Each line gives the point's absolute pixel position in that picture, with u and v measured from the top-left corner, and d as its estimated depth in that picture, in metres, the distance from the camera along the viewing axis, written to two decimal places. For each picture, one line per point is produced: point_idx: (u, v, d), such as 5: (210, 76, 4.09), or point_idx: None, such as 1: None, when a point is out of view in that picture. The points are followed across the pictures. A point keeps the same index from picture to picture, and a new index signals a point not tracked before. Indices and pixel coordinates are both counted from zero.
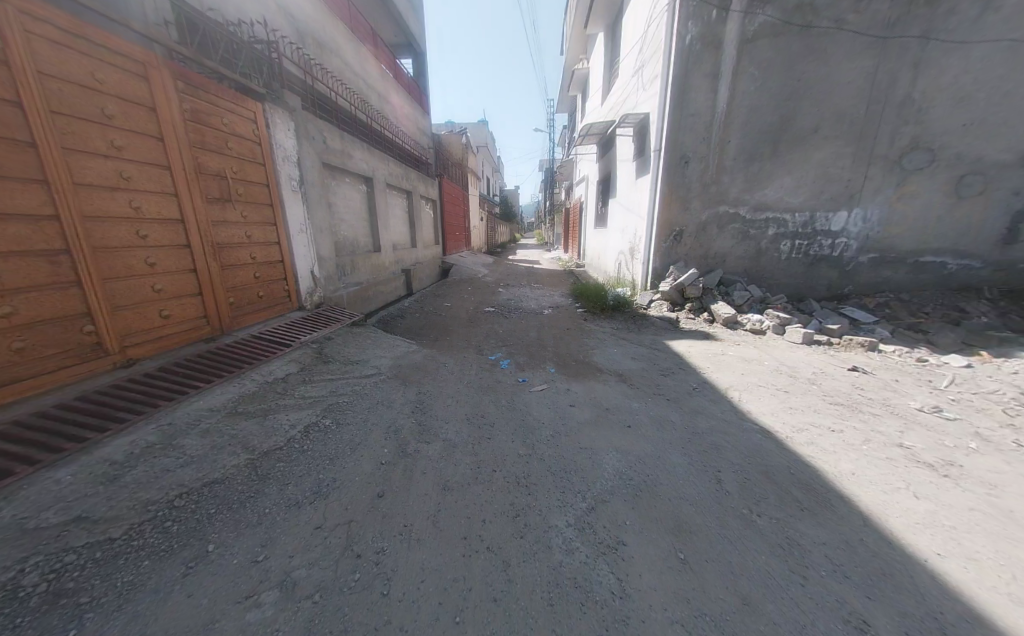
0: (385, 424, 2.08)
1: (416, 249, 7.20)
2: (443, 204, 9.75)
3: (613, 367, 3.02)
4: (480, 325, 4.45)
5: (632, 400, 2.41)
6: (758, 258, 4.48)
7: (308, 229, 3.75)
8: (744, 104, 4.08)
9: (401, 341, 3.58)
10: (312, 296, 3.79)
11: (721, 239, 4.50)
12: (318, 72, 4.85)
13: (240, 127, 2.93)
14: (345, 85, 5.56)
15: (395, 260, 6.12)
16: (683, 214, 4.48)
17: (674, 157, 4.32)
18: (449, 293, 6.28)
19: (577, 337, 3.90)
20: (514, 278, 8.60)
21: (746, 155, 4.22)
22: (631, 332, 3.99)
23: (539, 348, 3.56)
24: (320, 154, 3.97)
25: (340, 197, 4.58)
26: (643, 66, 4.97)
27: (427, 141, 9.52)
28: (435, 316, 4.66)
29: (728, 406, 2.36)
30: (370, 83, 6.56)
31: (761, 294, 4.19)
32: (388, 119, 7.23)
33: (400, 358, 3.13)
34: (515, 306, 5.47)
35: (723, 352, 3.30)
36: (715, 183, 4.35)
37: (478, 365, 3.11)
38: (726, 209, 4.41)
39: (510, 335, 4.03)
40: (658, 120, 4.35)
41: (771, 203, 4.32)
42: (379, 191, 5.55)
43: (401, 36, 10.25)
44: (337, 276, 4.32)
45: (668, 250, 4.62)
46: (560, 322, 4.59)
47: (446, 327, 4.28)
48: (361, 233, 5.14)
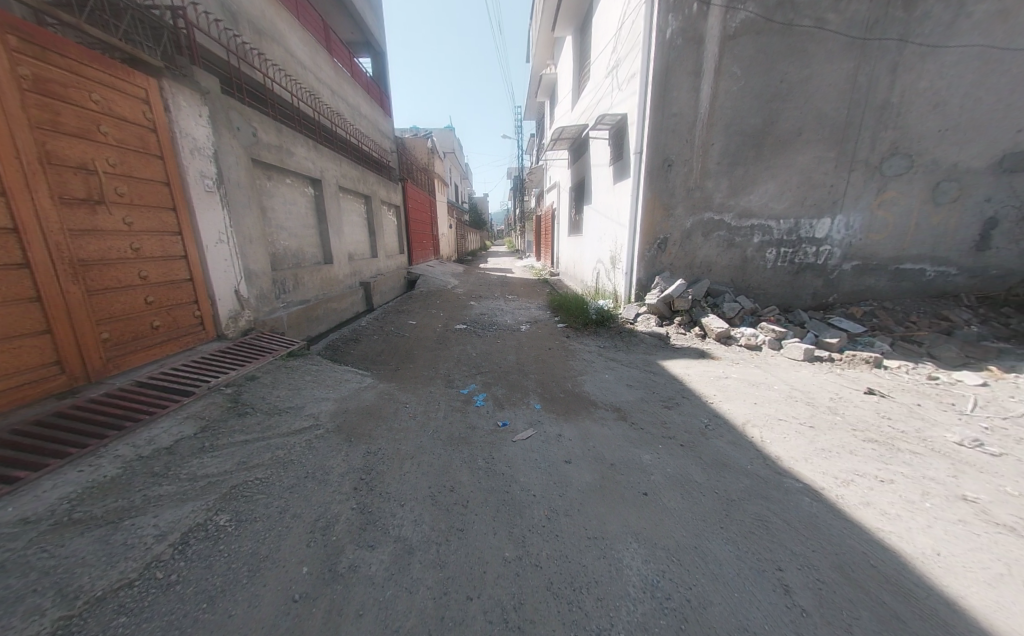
0: (310, 516, 1.45)
1: (376, 260, 6.48)
2: (408, 211, 9.07)
3: (608, 400, 2.56)
4: (449, 347, 3.86)
5: (639, 448, 1.94)
6: (744, 268, 4.25)
7: (231, 238, 3.02)
8: (728, 105, 3.84)
9: (351, 375, 2.93)
10: (237, 322, 3.04)
11: (707, 248, 4.23)
12: (252, 55, 4.13)
13: (124, 107, 2.21)
14: (288, 75, 4.84)
15: (350, 273, 5.40)
16: (667, 221, 4.18)
17: (656, 159, 4.01)
18: (414, 309, 5.63)
19: (560, 360, 3.42)
20: (486, 288, 8.06)
21: (730, 159, 3.99)
22: (619, 352, 3.57)
23: (518, 376, 3.04)
24: (246, 149, 3.27)
25: (277, 201, 3.86)
26: (619, 65, 4.68)
27: (389, 144, 8.87)
28: (396, 338, 4.02)
29: (752, 452, 1.95)
30: (321, 76, 5.86)
31: (752, 305, 3.92)
32: (343, 117, 6.50)
33: (347, 399, 2.49)
34: (489, 322, 4.93)
35: (724, 375, 2.94)
36: (699, 187, 4.08)
37: (446, 403, 2.54)
38: (711, 216, 4.15)
39: (484, 360, 3.47)
40: (638, 120, 4.04)
41: (756, 209, 4.11)
42: (329, 194, 4.84)
43: (358, 32, 9.56)
44: (273, 295, 3.58)
45: (652, 259, 4.29)
46: (539, 340, 4.10)
47: (409, 352, 3.66)
48: (306, 244, 4.41)
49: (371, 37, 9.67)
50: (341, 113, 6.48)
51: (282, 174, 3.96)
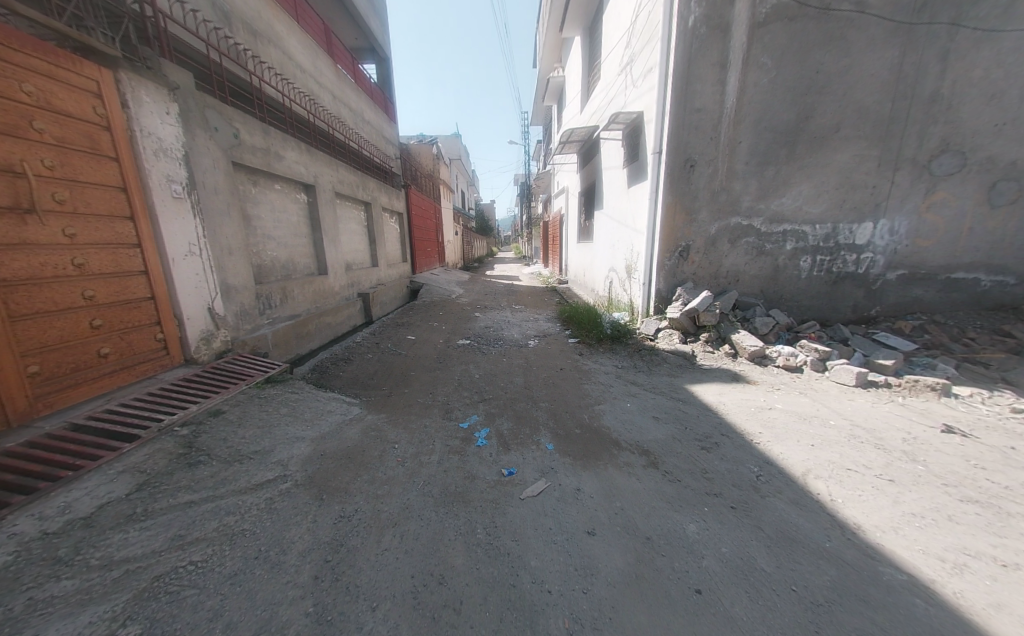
0: (245, 629, 1.07)
1: (376, 269, 6.16)
2: (411, 218, 8.80)
3: (634, 438, 2.16)
4: (450, 368, 3.48)
5: (680, 513, 1.54)
6: (775, 278, 3.85)
7: (204, 251, 2.71)
8: (757, 99, 3.48)
9: (336, 404, 2.57)
10: (210, 344, 2.71)
11: (734, 256, 3.84)
12: (245, 57, 3.87)
13: (69, 102, 1.93)
14: (285, 79, 4.59)
15: (348, 283, 5.09)
16: (689, 227, 3.80)
17: (677, 159, 3.65)
18: (415, 321, 5.29)
19: (575, 383, 3.02)
20: (492, 298, 7.70)
21: (760, 158, 3.61)
22: (640, 374, 3.18)
23: (528, 405, 2.65)
24: (225, 151, 2.97)
25: (263, 208, 3.55)
26: (634, 60, 4.36)
27: (393, 150, 8.64)
28: (392, 356, 3.66)
29: (825, 518, 1.54)
30: (321, 80, 5.61)
31: (787, 320, 3.50)
32: (344, 123, 6.25)
33: (326, 438, 2.12)
34: (495, 337, 4.55)
35: (767, 405, 2.53)
36: (725, 190, 3.70)
37: (441, 442, 2.15)
38: (738, 221, 3.76)
39: (489, 384, 3.08)
40: (657, 117, 3.69)
41: (789, 213, 3.71)
42: (324, 201, 4.55)
43: (362, 38, 9.40)
44: (256, 310, 3.26)
45: (673, 268, 3.90)
46: (550, 358, 3.72)
47: (405, 373, 3.29)
48: (297, 254, 4.10)
49: (375, 43, 9.51)
50: (343, 119, 6.23)
51: (270, 180, 3.67)
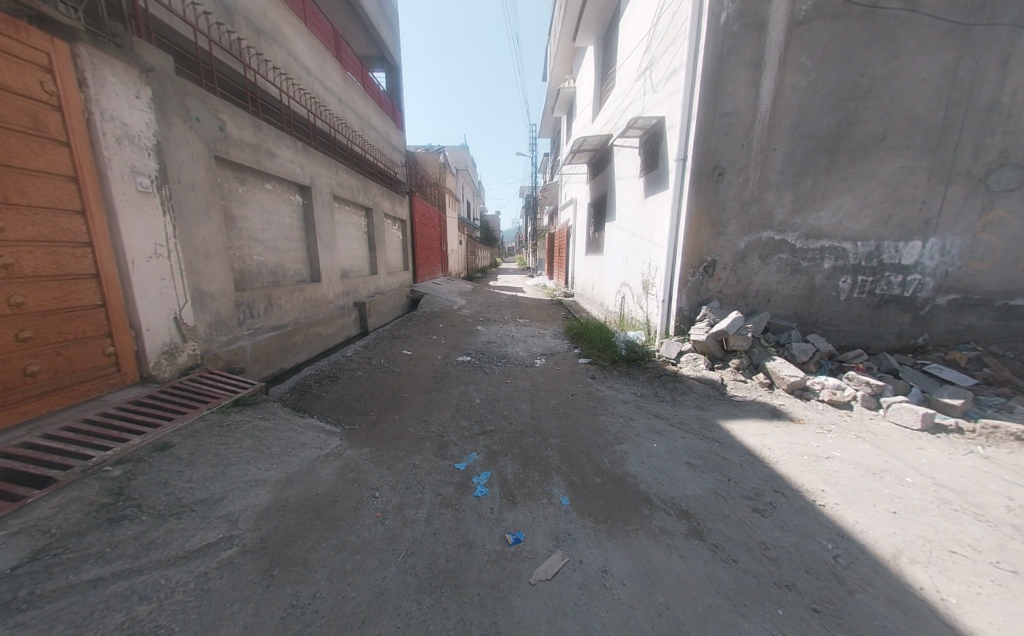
0: None
1: (375, 277, 5.85)
2: (415, 226, 8.56)
3: (667, 492, 1.77)
4: (447, 389, 3.11)
5: (746, 619, 1.14)
6: (809, 298, 3.52)
7: (174, 253, 2.40)
8: (794, 103, 3.21)
9: (313, 433, 2.21)
10: (174, 359, 2.37)
11: (765, 273, 3.50)
12: (248, 54, 3.67)
13: (9, 75, 1.67)
14: (289, 79, 4.39)
15: (343, 291, 4.77)
16: (716, 241, 3.47)
17: (704, 167, 3.35)
18: (413, 334, 4.93)
19: (589, 414, 2.64)
20: (495, 310, 7.35)
21: (796, 167, 3.31)
22: (664, 405, 2.79)
23: (535, 440, 2.26)
24: (209, 144, 2.70)
25: (251, 208, 3.27)
26: (655, 64, 4.13)
27: (399, 157, 8.48)
28: (386, 374, 3.31)
29: (942, 630, 1.13)
30: (329, 84, 5.43)
31: (829, 347, 3.12)
32: (350, 128, 6.05)
33: (293, 481, 1.75)
34: (497, 353, 4.18)
35: (821, 452, 2.13)
36: (757, 201, 3.38)
37: (433, 488, 1.77)
38: (770, 235, 3.44)
39: (490, 410, 2.71)
40: (682, 122, 3.41)
41: (826, 229, 3.40)
42: (322, 203, 4.27)
43: (372, 46, 9.35)
44: (235, 320, 2.93)
45: (697, 286, 3.56)
46: (559, 380, 3.34)
47: (397, 395, 2.93)
48: (288, 259, 3.80)
49: (386, 52, 9.47)
50: (349, 123, 6.04)
51: (261, 179, 3.40)
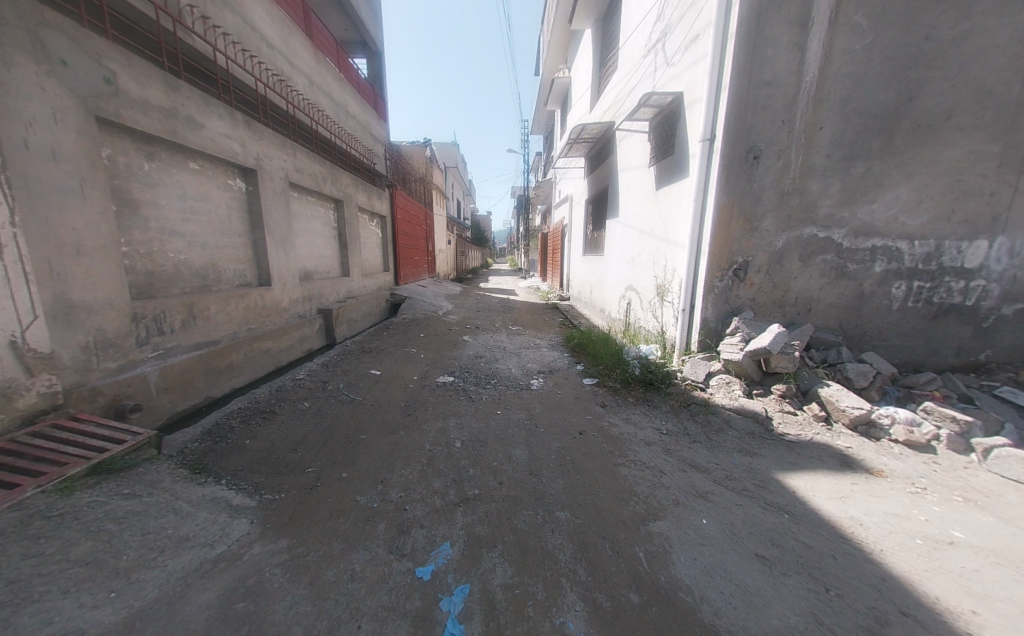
0: None
1: (346, 280, 5.09)
2: (397, 223, 7.81)
3: (745, 623, 1.14)
4: (420, 426, 2.41)
5: None
6: (855, 307, 2.95)
7: (13, 246, 1.64)
8: (845, 71, 2.62)
9: (208, 515, 1.50)
10: (10, 404, 1.62)
11: (805, 278, 2.93)
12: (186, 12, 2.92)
13: None
14: (245, 51, 3.63)
15: (305, 296, 4.04)
16: (749, 238, 2.89)
17: (737, 149, 2.75)
18: (388, 346, 4.22)
19: (606, 466, 1.98)
20: (484, 316, 6.65)
21: (846, 150, 2.73)
22: (699, 449, 2.15)
23: (534, 514, 1.59)
24: (84, 99, 1.96)
25: (163, 192, 2.52)
26: (670, 33, 3.53)
27: (381, 148, 7.73)
28: (342, 405, 2.59)
29: None
30: (297, 61, 4.68)
31: (891, 369, 2.55)
32: (322, 113, 5.29)
33: (134, 631, 1.03)
34: (486, 371, 3.50)
35: (935, 534, 1.51)
36: (799, 191, 2.80)
37: (376, 628, 1.09)
38: (813, 232, 2.87)
39: (474, 458, 2.02)
40: (710, 94, 2.80)
41: (878, 225, 2.83)
42: (275, 191, 3.53)
43: (352, 30, 8.56)
44: (131, 340, 2.18)
45: (725, 292, 2.97)
46: (562, 409, 2.69)
47: (352, 437, 2.22)
48: (224, 258, 3.05)
49: (368, 37, 8.70)
50: (322, 108, 5.29)
51: (180, 155, 2.65)
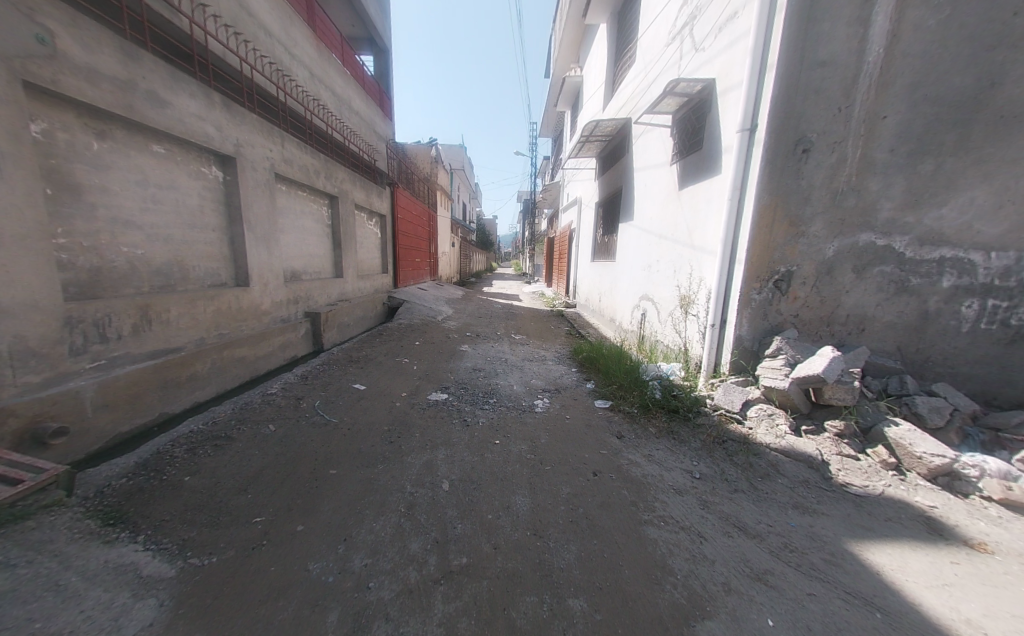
0: None
1: (339, 281, 4.74)
2: (398, 223, 7.48)
3: None
4: (403, 458, 2.02)
5: None
6: (916, 327, 2.53)
7: None
8: (916, 50, 2.23)
9: (101, 597, 1.12)
10: None
11: (858, 292, 2.52)
12: None
13: None
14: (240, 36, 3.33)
15: (291, 298, 3.69)
16: (794, 245, 2.49)
17: (784, 140, 2.36)
18: (379, 355, 3.85)
19: (629, 524, 1.57)
20: (486, 322, 6.27)
21: (912, 144, 2.33)
22: (744, 502, 1.74)
23: (538, 603, 1.19)
24: (7, 58, 1.63)
25: (117, 177, 2.19)
26: (700, 15, 3.17)
27: (384, 145, 7.42)
28: (313, 427, 2.21)
29: None
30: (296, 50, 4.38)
31: (973, 405, 2.10)
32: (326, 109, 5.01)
33: None
34: (484, 389, 3.10)
35: None
36: (855, 190, 2.41)
37: None
38: (870, 239, 2.46)
39: (464, 508, 1.62)
40: (753, 77, 2.42)
41: (948, 232, 2.42)
42: (258, 183, 3.20)
43: (358, 25, 8.28)
44: (61, 350, 1.84)
45: (764, 306, 2.57)
46: (571, 439, 2.29)
47: (319, 473, 1.83)
48: (194, 254, 2.70)
49: (374, 33, 8.41)
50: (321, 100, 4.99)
51: (141, 136, 2.33)
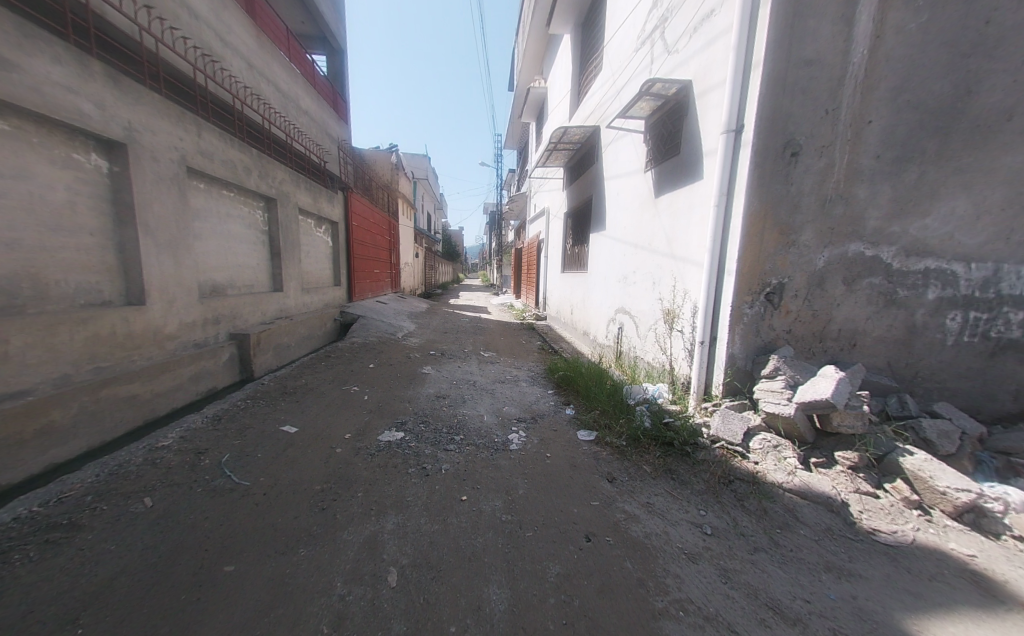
0: None
1: (276, 296, 4.08)
2: (353, 231, 6.85)
3: None
4: (338, 533, 1.48)
5: None
6: (904, 341, 2.42)
7: None
8: (895, 57, 2.16)
9: None
10: None
11: (848, 305, 2.38)
12: None
13: None
14: None
15: (210, 319, 3.03)
16: (786, 254, 2.30)
17: (774, 141, 2.18)
18: (323, 384, 3.25)
19: (643, 617, 1.18)
20: (452, 338, 5.77)
21: (895, 152, 2.24)
22: (770, 567, 1.41)
23: None
24: None
25: None
26: (672, 17, 3.04)
27: (337, 148, 6.82)
28: (211, 496, 1.62)
29: None
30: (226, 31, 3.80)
31: (979, 428, 1.99)
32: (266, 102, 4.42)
33: None
34: (447, 422, 2.63)
35: None
36: (844, 198, 2.28)
37: None
38: (858, 249, 2.33)
39: (418, 618, 1.15)
40: (738, 72, 2.23)
41: (931, 243, 2.34)
42: (162, 177, 2.58)
43: (310, 23, 7.70)
44: None
45: (756, 322, 2.35)
46: (553, 488, 1.88)
47: (204, 573, 1.26)
48: (58, 262, 2.03)
49: (328, 32, 7.85)
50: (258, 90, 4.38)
51: None
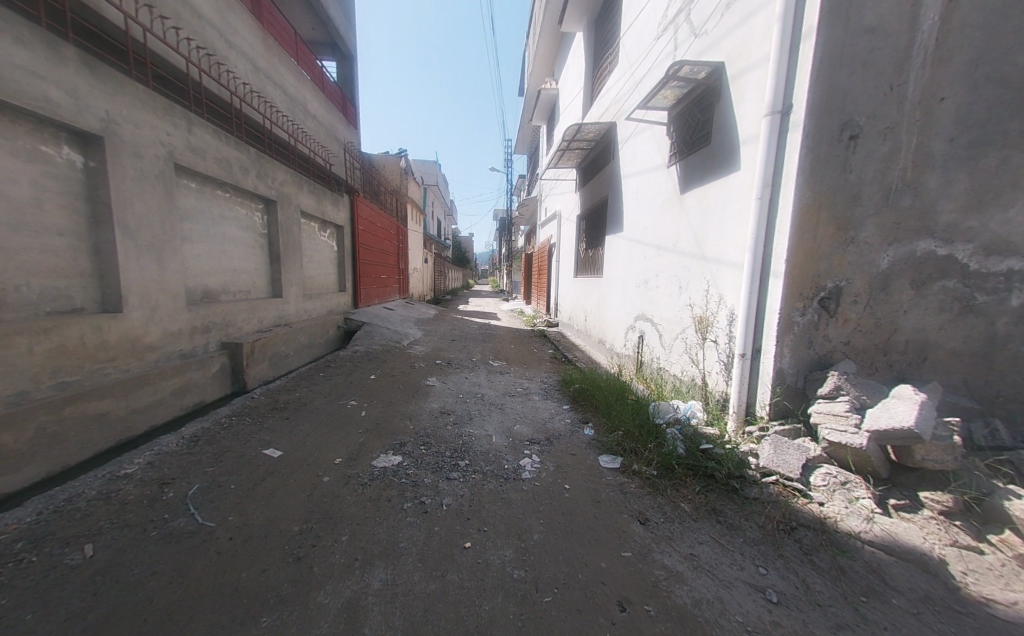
0: None
1: (274, 302, 3.88)
2: (359, 236, 6.68)
3: None
4: (313, 594, 1.20)
5: None
6: (984, 355, 2.05)
7: None
8: (972, 22, 1.85)
9: None
10: None
11: (917, 313, 2.03)
12: None
13: None
14: None
15: (199, 327, 2.83)
16: (844, 253, 1.98)
17: (829, 122, 1.88)
18: (319, 398, 3.01)
19: None
20: (459, 346, 5.50)
21: (971, 134, 1.92)
22: None
23: None
24: None
25: None
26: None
27: (344, 151, 6.69)
28: (166, 543, 1.36)
29: None
30: None
31: None
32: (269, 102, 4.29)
33: None
34: (451, 443, 2.35)
35: None
36: (911, 188, 1.95)
37: None
38: (928, 247, 2.00)
39: None
40: (784, 45, 1.95)
41: (1016, 240, 1.95)
42: (146, 174, 2.39)
43: (319, 29, 7.67)
44: None
45: (809, 332, 2.02)
46: (574, 531, 1.58)
47: None
48: (19, 265, 1.83)
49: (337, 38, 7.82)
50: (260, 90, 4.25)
51: None
